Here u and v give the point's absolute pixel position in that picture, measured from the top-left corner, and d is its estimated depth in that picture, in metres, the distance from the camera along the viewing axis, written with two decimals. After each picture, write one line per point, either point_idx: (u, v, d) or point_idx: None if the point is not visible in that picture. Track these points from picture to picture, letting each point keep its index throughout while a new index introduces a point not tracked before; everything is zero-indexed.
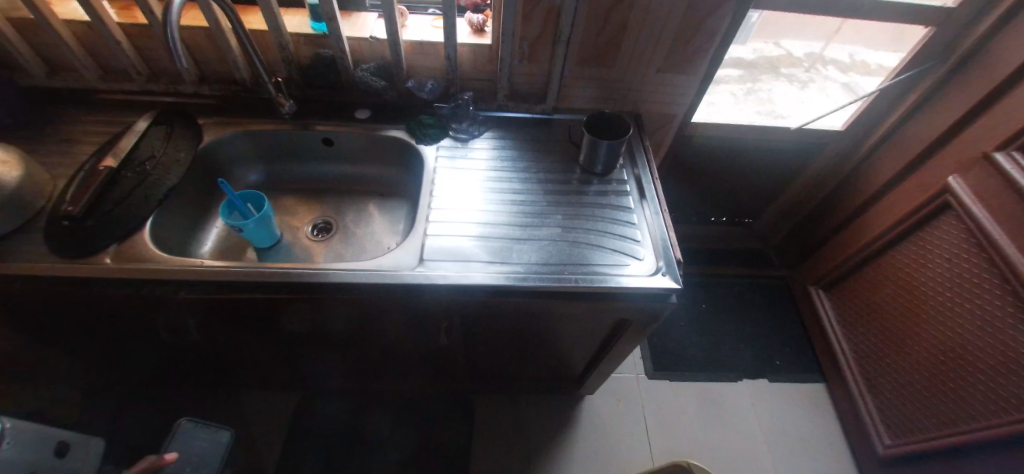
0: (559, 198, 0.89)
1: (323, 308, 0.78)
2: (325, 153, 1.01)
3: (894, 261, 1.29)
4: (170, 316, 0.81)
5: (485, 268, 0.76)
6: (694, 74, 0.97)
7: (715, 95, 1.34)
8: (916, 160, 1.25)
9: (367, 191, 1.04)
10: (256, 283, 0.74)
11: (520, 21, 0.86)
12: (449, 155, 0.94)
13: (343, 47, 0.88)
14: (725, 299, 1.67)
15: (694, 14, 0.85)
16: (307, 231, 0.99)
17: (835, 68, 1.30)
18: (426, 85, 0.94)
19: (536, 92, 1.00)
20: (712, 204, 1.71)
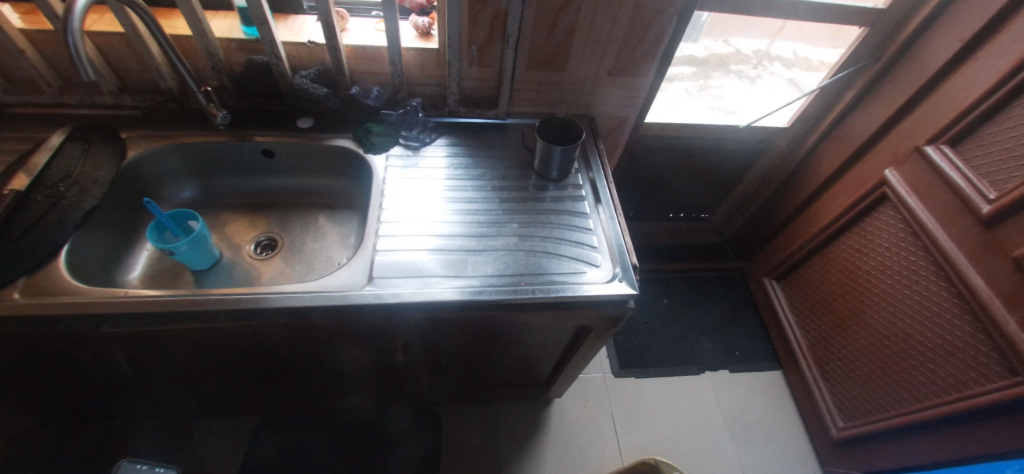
0: (514, 206, 0.88)
1: (266, 334, 0.74)
2: (266, 165, 0.95)
3: (839, 252, 1.36)
4: (95, 353, 0.74)
5: (439, 284, 0.73)
6: (644, 77, 0.97)
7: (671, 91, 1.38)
8: (855, 154, 1.32)
9: (314, 206, 0.99)
10: (189, 312, 0.69)
11: (467, 25, 0.84)
12: (399, 165, 0.91)
13: (279, 53, 0.83)
14: (686, 293, 1.71)
15: (641, 17, 0.86)
16: (250, 248, 0.93)
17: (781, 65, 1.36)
18: (371, 92, 0.91)
19: (487, 97, 0.98)
20: (670, 200, 1.74)
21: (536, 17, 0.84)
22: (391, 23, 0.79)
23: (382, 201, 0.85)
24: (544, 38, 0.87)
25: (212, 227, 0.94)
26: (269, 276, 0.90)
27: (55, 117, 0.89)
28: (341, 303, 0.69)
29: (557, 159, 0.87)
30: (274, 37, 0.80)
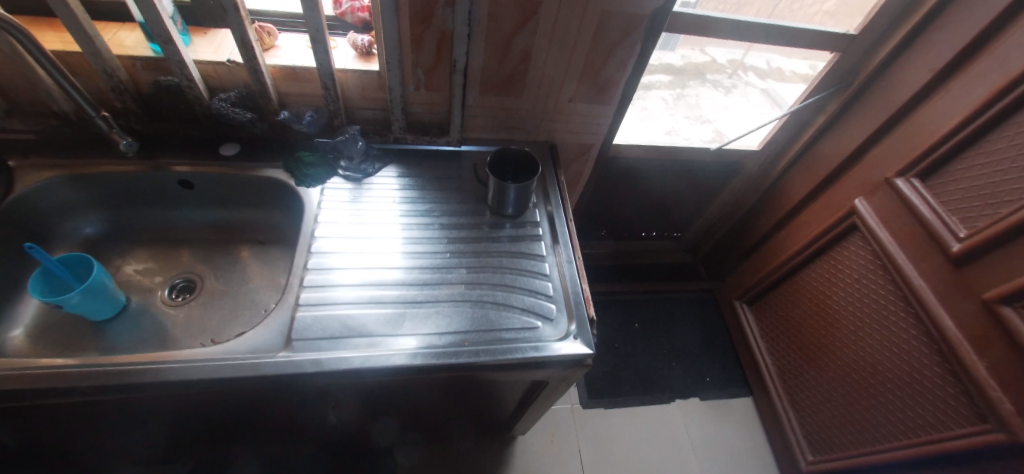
0: (464, 249, 0.79)
1: (166, 404, 0.64)
2: (185, 197, 0.85)
3: (808, 279, 1.33)
4: None
5: (370, 346, 0.64)
6: (609, 104, 0.91)
7: (647, 100, 1.33)
8: (825, 180, 1.29)
9: (242, 242, 0.89)
10: (65, 387, 0.58)
11: (409, 46, 0.75)
12: (336, 200, 0.81)
13: (193, 75, 0.72)
14: (657, 316, 1.66)
15: (602, 42, 0.79)
16: (163, 292, 0.83)
17: (756, 75, 1.33)
18: (305, 117, 0.81)
19: (437, 122, 0.89)
20: (642, 220, 1.68)
21: (487, 40, 0.76)
22: (318, 45, 0.69)
23: (313, 243, 0.75)
24: (497, 62, 0.80)
25: (120, 267, 0.83)
26: (184, 325, 0.79)
27: None
28: (251, 373, 0.60)
29: (510, 196, 0.79)
30: (182, 57, 0.69)
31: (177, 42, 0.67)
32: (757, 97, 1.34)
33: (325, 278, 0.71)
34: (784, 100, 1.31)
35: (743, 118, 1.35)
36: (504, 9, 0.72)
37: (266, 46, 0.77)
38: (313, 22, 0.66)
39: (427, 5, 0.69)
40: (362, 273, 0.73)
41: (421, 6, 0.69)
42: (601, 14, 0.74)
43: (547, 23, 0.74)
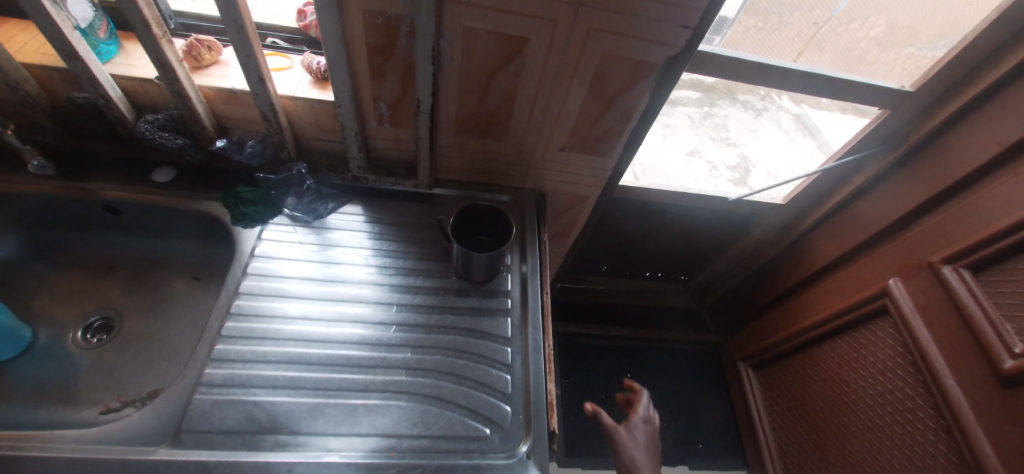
0: (414, 320, 0.66)
1: None
2: (113, 222, 0.75)
3: (825, 357, 1.17)
4: None
5: (274, 449, 0.52)
6: (608, 157, 0.78)
7: (672, 116, 1.23)
8: (856, 249, 1.13)
9: (173, 278, 0.77)
10: None
11: (369, 78, 0.63)
12: (273, 246, 0.70)
13: (110, 94, 0.61)
14: (652, 368, 1.53)
15: (602, 89, 0.66)
16: (75, 333, 0.72)
17: (789, 100, 1.18)
18: (246, 147, 0.70)
19: (405, 160, 0.77)
20: (647, 261, 1.52)
21: (461, 77, 0.63)
22: (251, 72, 0.57)
23: (235, 300, 0.64)
24: (475, 102, 0.67)
25: (33, 295, 0.73)
26: (89, 375, 0.68)
27: None
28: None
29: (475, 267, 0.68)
30: (94, 73, 0.58)
31: (86, 57, 0.56)
32: (787, 123, 1.26)
33: (240, 348, 0.60)
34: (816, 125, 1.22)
35: (769, 143, 1.27)
36: (481, 44, 0.59)
37: (204, 62, 0.66)
38: (241, 48, 0.54)
39: (388, 33, 0.57)
40: (285, 346, 0.61)
41: (379, 33, 0.57)
42: (602, 58, 0.61)
43: (535, 63, 0.62)
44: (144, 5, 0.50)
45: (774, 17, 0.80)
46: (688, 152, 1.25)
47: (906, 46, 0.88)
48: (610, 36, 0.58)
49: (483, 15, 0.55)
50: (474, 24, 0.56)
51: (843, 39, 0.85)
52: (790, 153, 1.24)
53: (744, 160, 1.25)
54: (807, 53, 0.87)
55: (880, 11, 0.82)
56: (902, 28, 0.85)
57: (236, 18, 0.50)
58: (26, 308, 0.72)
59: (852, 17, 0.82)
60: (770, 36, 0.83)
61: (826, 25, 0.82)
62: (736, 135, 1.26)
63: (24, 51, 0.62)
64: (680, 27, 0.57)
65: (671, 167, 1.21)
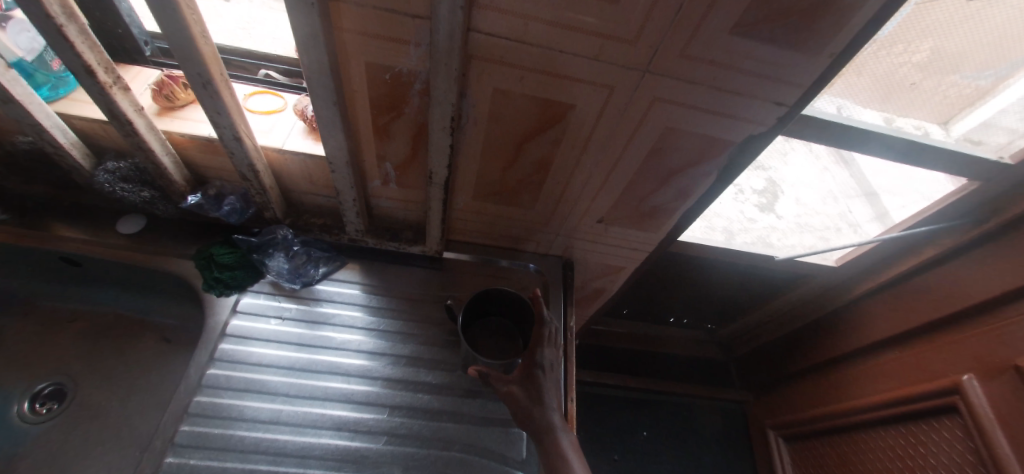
0: (411, 430, 0.54)
1: None
2: (76, 273, 0.64)
3: (874, 446, 1.03)
4: None
5: None
6: (654, 231, 0.65)
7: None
8: (920, 328, 0.99)
9: (144, 337, 0.68)
10: None
11: (373, 136, 0.51)
12: (249, 323, 0.59)
13: (59, 140, 0.50)
14: (670, 425, 1.40)
15: (659, 163, 0.53)
16: (21, 404, 0.62)
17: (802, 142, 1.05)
18: (225, 202, 0.59)
19: (413, 221, 0.66)
20: (674, 309, 1.38)
21: (485, 141, 0.51)
22: (225, 129, 0.45)
23: (196, 396, 0.53)
24: (500, 167, 0.55)
25: None
26: (34, 459, 0.58)
27: None
28: None
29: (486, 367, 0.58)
30: (39, 119, 0.47)
31: (26, 101, 0.45)
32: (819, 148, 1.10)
33: (195, 464, 0.48)
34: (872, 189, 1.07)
35: (795, 168, 1.13)
36: (513, 108, 0.47)
37: (179, 101, 0.55)
38: (209, 104, 0.42)
39: (396, 90, 0.45)
40: (250, 462, 0.49)
41: (386, 89, 0.45)
42: (664, 130, 0.48)
43: (578, 131, 0.49)
44: (84, 48, 0.39)
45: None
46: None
47: (951, 73, 0.64)
48: (679, 108, 0.45)
49: (519, 76, 0.43)
50: (506, 86, 0.44)
51: (884, 65, 0.61)
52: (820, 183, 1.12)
53: (773, 184, 1.10)
54: (842, 78, 0.63)
55: (934, 32, 0.58)
56: (953, 53, 0.61)
57: (201, 71, 0.39)
58: None
59: (902, 39, 0.58)
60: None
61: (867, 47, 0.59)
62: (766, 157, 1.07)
63: None
64: (772, 102, 0.44)
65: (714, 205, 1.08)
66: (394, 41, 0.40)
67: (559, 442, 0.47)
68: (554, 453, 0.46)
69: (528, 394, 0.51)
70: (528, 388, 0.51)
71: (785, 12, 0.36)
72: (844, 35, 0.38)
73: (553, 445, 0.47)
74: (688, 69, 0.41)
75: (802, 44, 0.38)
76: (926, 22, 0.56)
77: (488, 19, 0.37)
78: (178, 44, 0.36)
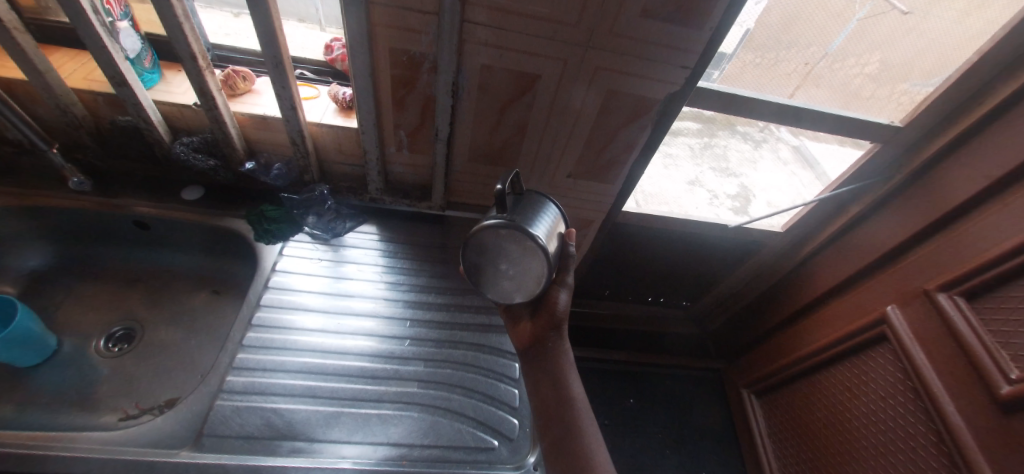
0: (424, 336, 0.71)
1: None
2: (143, 237, 0.80)
3: (824, 382, 1.17)
4: None
5: (291, 454, 0.56)
6: (613, 183, 0.83)
7: (673, 146, 1.18)
8: (849, 280, 1.13)
9: (196, 289, 0.82)
10: None
11: (390, 108, 0.68)
12: (295, 264, 0.76)
13: (151, 118, 0.67)
14: (653, 392, 1.52)
15: (607, 122, 0.71)
16: (98, 341, 0.75)
17: (789, 132, 1.16)
18: (273, 169, 0.76)
19: (420, 184, 0.83)
20: (651, 287, 1.52)
21: (474, 109, 0.69)
22: (285, 101, 0.63)
23: (257, 313, 0.69)
24: (488, 132, 0.72)
25: (60, 304, 0.77)
26: (112, 382, 0.71)
27: None
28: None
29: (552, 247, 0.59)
30: (139, 100, 0.64)
31: (133, 84, 0.62)
32: (787, 155, 1.22)
33: (260, 358, 0.64)
34: (823, 170, 1.17)
35: (767, 174, 1.22)
36: (495, 80, 0.64)
37: (239, 90, 0.71)
38: (279, 80, 0.60)
39: (410, 69, 0.63)
40: (302, 356, 0.65)
41: (402, 68, 0.62)
42: (607, 94, 0.66)
43: (544, 98, 0.67)
44: (193, 41, 0.56)
45: (770, 54, 0.80)
46: (690, 181, 1.22)
47: (901, 82, 0.86)
48: (615, 75, 0.63)
49: (498, 54, 0.60)
50: (491, 62, 0.62)
51: (838, 77, 0.84)
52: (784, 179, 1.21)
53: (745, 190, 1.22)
54: (803, 89, 0.86)
55: (877, 48, 0.79)
56: (898, 64, 0.82)
57: (276, 55, 0.57)
58: (53, 316, 0.76)
59: (852, 53, 0.80)
60: (763, 72, 0.83)
61: (820, 62, 0.81)
62: (736, 165, 1.22)
63: (74, 77, 0.68)
64: (679, 67, 0.63)
65: (672, 195, 1.20)
66: (410, 31, 0.58)
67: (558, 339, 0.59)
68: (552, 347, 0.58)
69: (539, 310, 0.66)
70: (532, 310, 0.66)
71: (672, 1, 0.55)
72: (710, 10, 0.56)
73: (553, 341, 0.58)
74: (616, 43, 0.59)
75: (681, 17, 0.56)
76: (863, 43, 0.78)
77: (476, 12, 0.55)
78: (268, 37, 0.56)
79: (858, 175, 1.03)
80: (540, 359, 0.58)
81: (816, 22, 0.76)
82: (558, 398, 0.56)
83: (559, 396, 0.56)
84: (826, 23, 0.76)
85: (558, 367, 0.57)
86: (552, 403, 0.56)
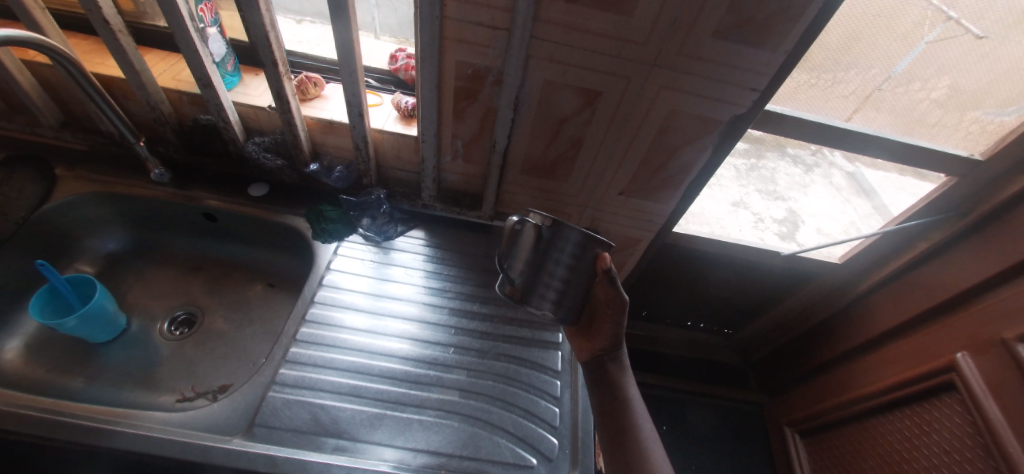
0: (467, 345, 0.72)
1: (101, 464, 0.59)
2: (209, 228, 0.85)
3: (875, 428, 1.08)
4: None
5: (334, 451, 0.57)
6: (666, 203, 0.82)
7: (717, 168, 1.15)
8: (912, 320, 1.05)
9: (254, 280, 0.86)
10: (8, 416, 0.55)
11: (450, 119, 0.70)
12: (347, 264, 0.78)
13: (229, 118, 0.72)
14: (688, 421, 1.46)
15: (666, 141, 0.69)
16: (162, 324, 0.80)
17: (844, 157, 1.08)
18: (334, 171, 0.80)
19: (471, 193, 0.84)
20: (690, 311, 1.47)
21: (532, 123, 0.69)
22: (354, 107, 0.66)
23: (310, 309, 0.71)
24: (543, 145, 0.73)
25: (131, 285, 0.83)
26: (173, 364, 0.75)
27: None
28: (200, 458, 0.55)
29: (580, 281, 0.57)
30: (222, 100, 0.69)
31: (217, 86, 0.67)
32: (840, 181, 1.15)
33: (311, 353, 0.66)
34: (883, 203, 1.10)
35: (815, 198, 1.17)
36: (556, 94, 0.64)
37: (310, 95, 0.76)
38: (350, 87, 0.63)
39: (474, 81, 0.64)
40: (349, 355, 0.67)
41: (466, 80, 0.64)
42: (669, 113, 0.65)
43: (604, 114, 0.66)
44: (276, 48, 0.60)
45: (827, 74, 0.75)
46: (733, 203, 1.17)
47: (973, 109, 0.78)
48: (680, 94, 0.62)
49: (561, 69, 0.61)
50: (554, 77, 0.62)
51: (903, 100, 0.78)
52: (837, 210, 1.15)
53: (793, 214, 1.17)
54: (862, 112, 0.80)
55: (947, 72, 0.73)
56: (971, 91, 0.75)
57: (350, 63, 0.60)
58: (124, 296, 0.81)
59: (917, 77, 0.75)
60: (817, 94, 0.78)
61: (884, 85, 0.76)
62: (784, 188, 1.16)
63: (164, 77, 0.74)
64: (748, 88, 0.60)
65: (715, 216, 1.15)
66: (478, 45, 0.59)
67: (621, 360, 0.67)
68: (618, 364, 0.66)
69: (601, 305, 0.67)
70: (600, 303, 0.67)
71: (749, 22, 0.53)
72: (781, 30, 0.53)
73: (616, 360, 0.67)
74: (684, 63, 0.58)
75: (750, 37, 0.55)
76: (932, 67, 0.73)
77: (545, 29, 0.56)
78: (342, 46, 0.58)
79: (929, 209, 0.95)
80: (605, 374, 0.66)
81: (878, 45, 0.71)
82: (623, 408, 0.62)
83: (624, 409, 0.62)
84: (889, 46, 0.71)
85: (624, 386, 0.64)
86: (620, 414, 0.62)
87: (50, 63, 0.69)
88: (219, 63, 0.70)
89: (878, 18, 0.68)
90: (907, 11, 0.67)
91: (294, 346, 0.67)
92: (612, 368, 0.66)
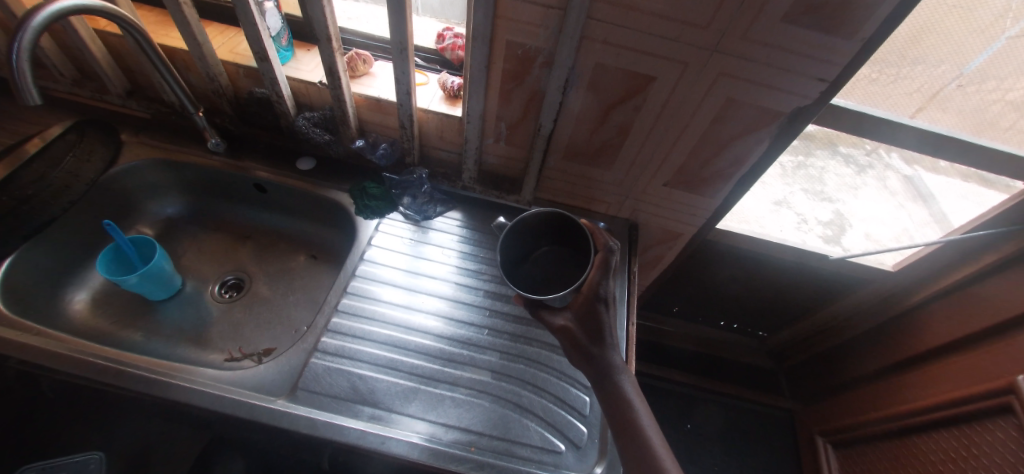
0: (500, 327, 0.72)
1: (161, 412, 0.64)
2: (258, 199, 0.88)
3: (914, 446, 1.02)
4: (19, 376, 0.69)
5: (370, 420, 0.59)
6: (711, 197, 0.79)
7: None
8: (968, 338, 0.98)
9: (299, 251, 0.89)
10: (76, 362, 0.59)
11: (497, 100, 0.69)
12: (386, 242, 0.80)
13: (283, 91, 0.74)
14: (712, 421, 1.46)
15: (719, 132, 0.67)
16: (213, 287, 0.84)
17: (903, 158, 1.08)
18: (379, 148, 0.82)
19: (511, 177, 0.84)
20: (723, 310, 1.43)
21: (581, 108, 0.67)
22: (402, 86, 0.67)
23: (350, 281, 0.73)
24: (590, 130, 0.71)
25: (185, 248, 0.88)
26: (222, 324, 0.79)
27: (61, 108, 0.87)
28: (247, 414, 0.58)
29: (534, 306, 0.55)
30: (276, 74, 0.71)
31: (272, 60, 0.68)
32: (895, 185, 1.09)
33: (350, 324, 0.68)
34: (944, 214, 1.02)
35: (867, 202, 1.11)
36: (607, 78, 0.62)
37: (359, 72, 0.76)
38: (399, 66, 0.63)
39: (524, 63, 0.63)
40: (387, 330, 0.69)
41: (515, 62, 0.63)
42: (725, 102, 0.62)
43: (656, 100, 0.64)
44: (331, 23, 0.60)
45: (890, 69, 0.69)
46: (775, 202, 1.12)
47: None
48: (739, 82, 0.59)
49: (616, 53, 0.58)
50: (606, 60, 0.60)
51: (972, 101, 0.71)
52: (892, 217, 1.06)
53: (840, 217, 1.09)
54: (927, 110, 0.73)
55: None
56: None
57: (401, 41, 0.60)
58: (181, 259, 0.86)
59: (992, 76, 0.68)
60: (877, 90, 0.73)
61: (953, 83, 0.69)
62: (832, 190, 1.10)
63: (223, 50, 0.76)
64: (816, 79, 0.56)
65: (756, 214, 1.09)
66: (530, 25, 0.57)
67: (622, 384, 0.53)
68: (620, 392, 0.53)
69: (583, 327, 0.54)
70: (587, 322, 0.54)
71: (824, 6, 0.48)
72: (856, 19, 0.49)
73: (615, 388, 0.53)
74: (747, 48, 0.54)
75: (819, 26, 0.50)
76: (1011, 65, 0.66)
77: (601, 10, 0.54)
78: (394, 23, 0.58)
79: (999, 220, 0.85)
80: (607, 411, 0.54)
81: (952, 38, 0.64)
82: (636, 450, 0.51)
83: (637, 456, 0.51)
84: (962, 40, 0.64)
85: (633, 422, 0.52)
86: (631, 465, 0.50)
87: (121, 34, 0.73)
88: (274, 37, 0.72)
89: (954, 8, 0.61)
90: (987, 4, 0.60)
91: (334, 316, 0.69)
92: (614, 395, 0.53)
